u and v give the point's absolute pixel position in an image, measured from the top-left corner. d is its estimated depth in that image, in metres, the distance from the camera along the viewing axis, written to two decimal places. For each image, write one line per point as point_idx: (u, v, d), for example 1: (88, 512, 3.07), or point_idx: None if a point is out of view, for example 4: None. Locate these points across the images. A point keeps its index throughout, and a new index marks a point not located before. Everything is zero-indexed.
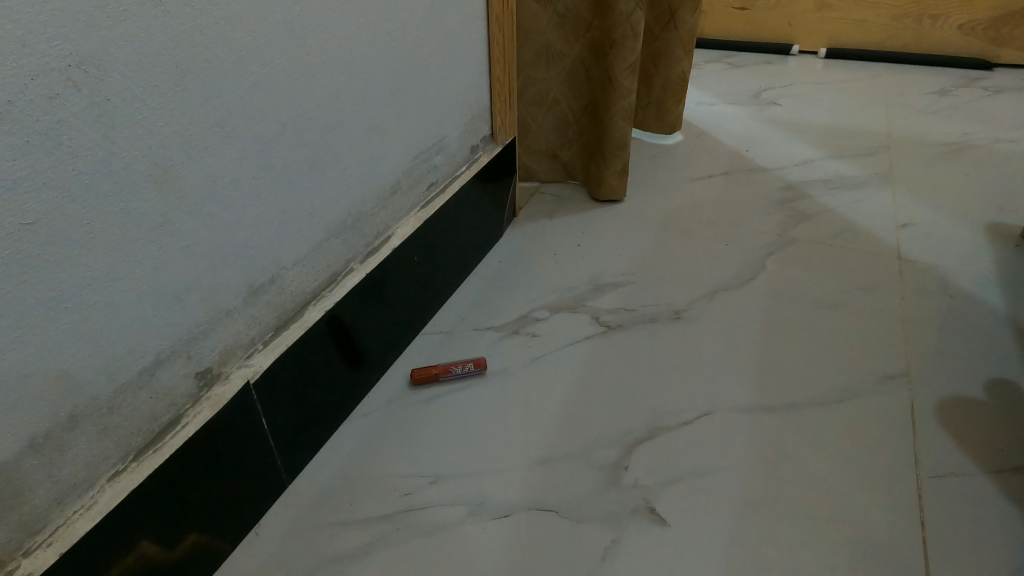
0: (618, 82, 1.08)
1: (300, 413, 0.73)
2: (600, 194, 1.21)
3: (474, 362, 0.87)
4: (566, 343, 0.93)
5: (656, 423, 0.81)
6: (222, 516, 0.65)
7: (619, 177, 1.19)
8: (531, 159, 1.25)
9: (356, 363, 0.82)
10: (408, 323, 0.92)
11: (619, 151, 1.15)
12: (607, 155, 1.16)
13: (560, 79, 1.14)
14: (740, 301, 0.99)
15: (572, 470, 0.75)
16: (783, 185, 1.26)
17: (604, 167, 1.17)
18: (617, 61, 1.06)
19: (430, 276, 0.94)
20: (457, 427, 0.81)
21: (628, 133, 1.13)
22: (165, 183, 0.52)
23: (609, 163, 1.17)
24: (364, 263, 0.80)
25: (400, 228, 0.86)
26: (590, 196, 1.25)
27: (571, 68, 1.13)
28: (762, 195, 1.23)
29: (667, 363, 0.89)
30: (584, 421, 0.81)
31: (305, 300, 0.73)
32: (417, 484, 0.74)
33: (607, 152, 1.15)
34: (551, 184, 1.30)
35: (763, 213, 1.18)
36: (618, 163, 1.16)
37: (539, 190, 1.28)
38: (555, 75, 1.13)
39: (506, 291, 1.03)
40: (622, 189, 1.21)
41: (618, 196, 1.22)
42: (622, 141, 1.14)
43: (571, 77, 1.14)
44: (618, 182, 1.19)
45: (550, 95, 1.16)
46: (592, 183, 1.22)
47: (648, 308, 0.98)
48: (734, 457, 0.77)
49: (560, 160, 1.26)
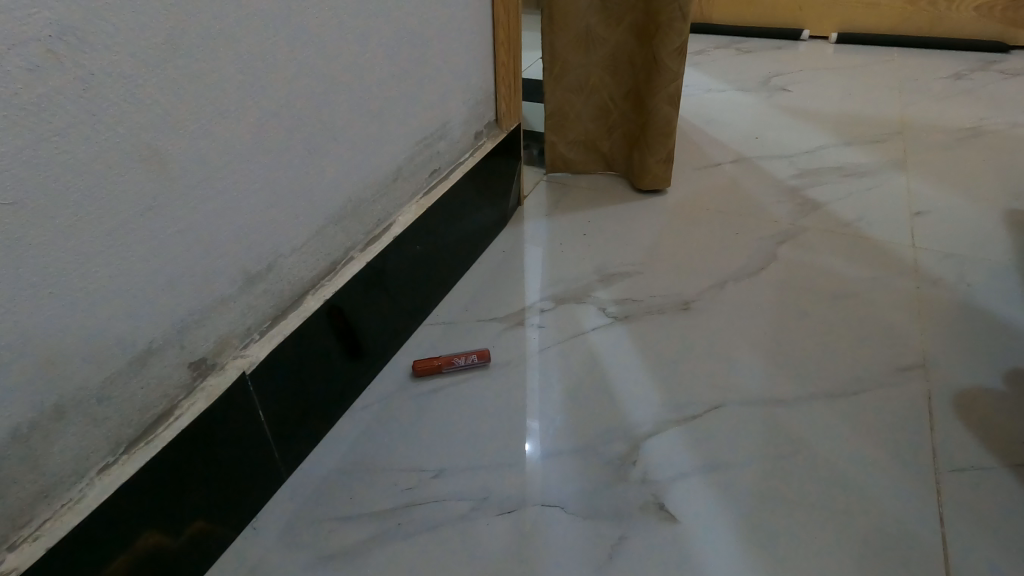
0: (664, 67, 1.04)
1: (299, 406, 0.72)
2: (644, 184, 1.18)
3: (477, 353, 0.85)
4: (572, 335, 0.90)
5: (665, 416, 0.79)
6: (220, 510, 0.64)
7: (663, 166, 1.15)
8: (568, 149, 1.22)
9: (358, 353, 0.80)
10: (410, 314, 0.90)
11: (664, 139, 1.12)
12: (651, 143, 1.13)
13: (600, 66, 1.11)
14: (750, 291, 0.97)
15: (580, 464, 0.73)
16: (793, 172, 1.23)
17: (649, 156, 1.14)
18: (663, 44, 1.02)
19: (433, 266, 0.92)
20: (460, 420, 0.79)
21: (673, 120, 1.10)
22: (155, 164, 0.50)
23: (655, 150, 1.13)
24: (364, 251, 0.78)
25: (402, 216, 0.84)
26: (633, 186, 1.22)
27: (612, 53, 1.10)
28: (772, 183, 1.20)
29: (676, 355, 0.87)
30: (591, 414, 0.79)
31: (303, 290, 0.71)
32: (418, 478, 0.72)
33: (653, 140, 1.12)
34: (588, 176, 1.27)
35: (773, 201, 1.16)
36: (664, 151, 1.13)
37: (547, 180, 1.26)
38: (596, 61, 1.10)
39: (510, 281, 1.00)
40: (666, 178, 1.18)
41: (662, 186, 1.18)
42: (669, 129, 1.11)
43: (612, 63, 1.11)
44: (663, 171, 1.16)
45: (590, 82, 1.13)
46: (636, 172, 1.19)
47: (656, 299, 0.96)
48: (745, 452, 0.75)
49: (599, 149, 1.23)
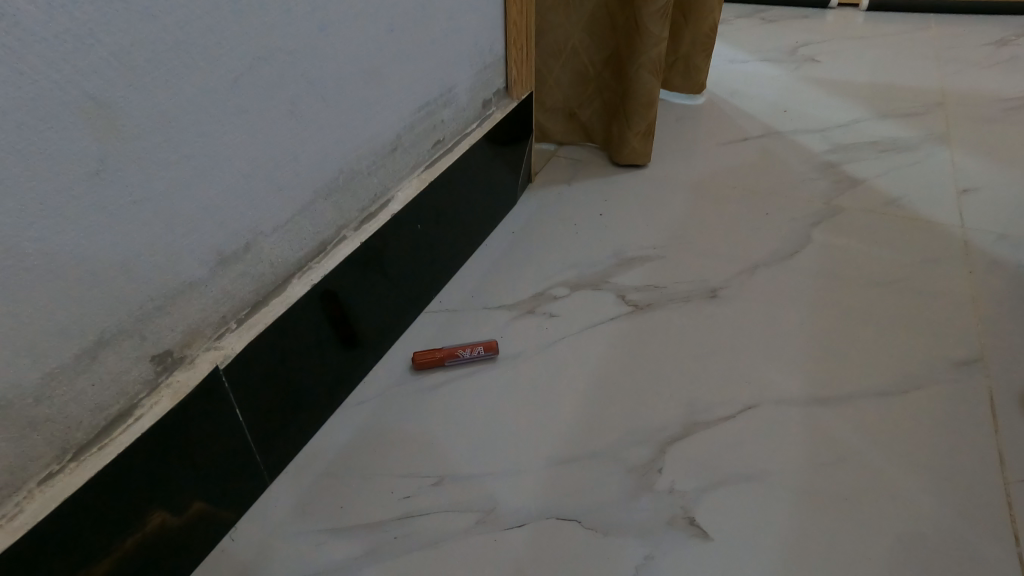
0: (645, 30, 0.95)
1: (285, 402, 0.64)
2: (621, 158, 1.09)
3: (483, 345, 0.77)
4: (587, 325, 0.82)
5: (694, 416, 0.70)
6: (191, 520, 0.56)
7: (643, 140, 1.07)
8: (546, 117, 1.14)
9: (352, 344, 0.72)
10: (411, 301, 0.82)
11: (643, 109, 1.03)
12: (630, 115, 1.04)
13: (580, 27, 1.02)
14: (784, 277, 0.88)
15: (599, 472, 0.65)
16: (827, 147, 1.13)
17: (627, 128, 1.06)
18: (645, 5, 0.92)
19: (436, 248, 0.84)
20: (465, 419, 0.71)
21: (653, 89, 1.01)
22: (102, 120, 0.42)
23: (632, 123, 1.04)
24: (358, 231, 0.70)
25: (401, 191, 0.75)
26: (611, 160, 1.13)
27: (592, 13, 1.00)
28: (804, 158, 1.11)
29: (701, 348, 0.78)
30: (610, 414, 0.71)
31: (289, 272, 0.63)
32: (417, 486, 0.64)
33: (631, 110, 1.03)
34: (567, 147, 1.19)
35: (806, 178, 1.06)
36: (643, 123, 1.04)
37: (557, 153, 1.17)
38: (575, 21, 1.01)
39: (519, 266, 0.92)
40: (645, 153, 1.09)
41: (641, 161, 1.09)
42: (649, 99, 1.02)
43: (592, 25, 1.02)
44: (642, 145, 1.07)
45: (568, 44, 1.04)
46: (614, 144, 1.11)
47: (680, 286, 0.87)
48: (784, 458, 0.66)
49: (578, 118, 1.14)
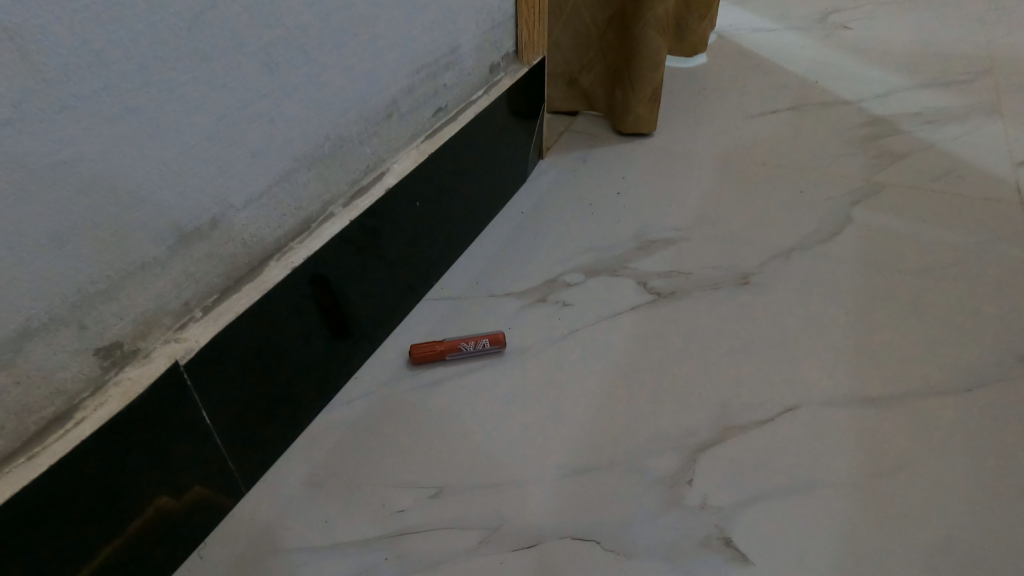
0: None
1: (263, 402, 0.56)
2: (625, 127, 1.02)
3: (489, 337, 0.69)
4: (604, 315, 0.74)
5: (727, 419, 0.62)
6: (156, 530, 0.49)
7: (648, 107, 1.00)
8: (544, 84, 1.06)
9: (342, 335, 0.64)
10: (408, 287, 0.74)
11: (650, 74, 0.96)
12: (636, 79, 0.96)
13: None
14: (825, 259, 0.79)
15: (620, 483, 0.57)
16: (865, 119, 1.04)
17: (632, 94, 0.99)
18: None
19: (437, 229, 0.76)
20: (468, 420, 0.63)
21: (661, 50, 0.94)
22: (13, 55, 0.34)
23: (639, 88, 0.97)
24: (347, 207, 0.61)
25: (397, 164, 0.67)
26: (614, 129, 1.06)
27: None
28: (841, 131, 1.01)
29: (733, 341, 0.70)
30: (631, 416, 0.63)
31: (266, 254, 0.55)
32: (413, 498, 0.57)
33: (637, 75, 0.96)
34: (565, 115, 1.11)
35: (844, 152, 0.97)
36: (648, 88, 0.97)
37: (568, 129, 1.07)
38: None
39: (529, 249, 0.84)
40: (651, 121, 1.02)
41: (647, 129, 1.03)
42: (655, 61, 0.95)
43: None
44: (647, 112, 1.00)
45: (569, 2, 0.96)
46: (617, 112, 1.03)
47: (708, 271, 0.78)
48: (832, 469, 0.58)
49: (578, 85, 1.06)
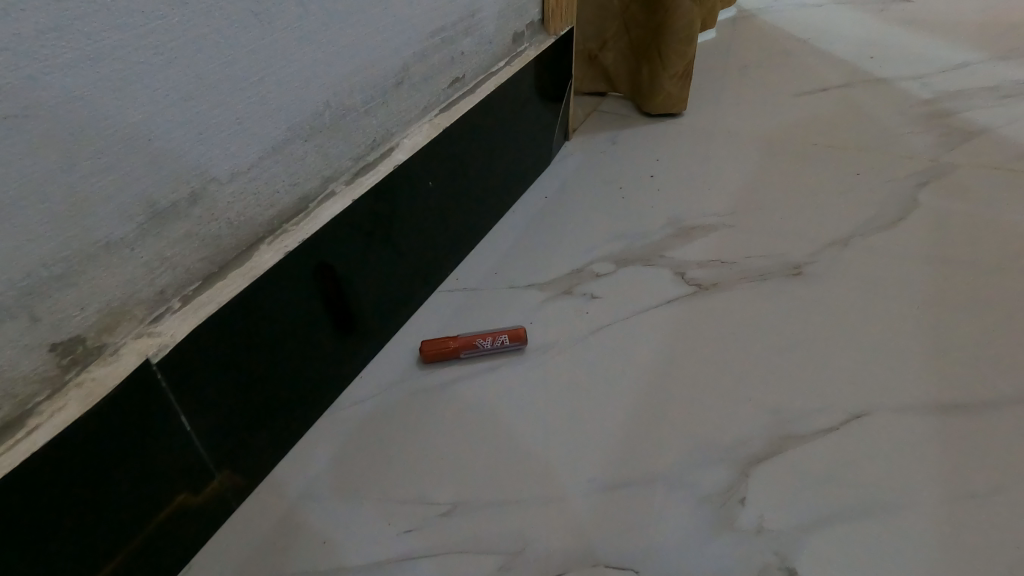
0: None
1: (253, 404, 0.49)
2: (653, 106, 0.94)
3: (509, 333, 0.62)
4: (639, 309, 0.66)
5: (782, 427, 0.54)
6: (134, 551, 0.43)
7: (679, 84, 0.91)
8: None
9: (345, 329, 0.58)
10: (420, 277, 0.67)
11: (680, 48, 0.88)
12: (664, 53, 0.88)
13: None
14: (887, 246, 0.70)
15: (662, 502, 0.49)
16: (926, 97, 0.95)
17: (661, 69, 0.90)
18: None
19: (451, 213, 0.69)
20: (486, 426, 0.56)
21: (692, 20, 0.86)
22: None
23: (667, 63, 0.89)
24: (349, 185, 0.54)
25: (408, 138, 0.60)
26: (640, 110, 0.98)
27: None
28: (898, 109, 0.93)
29: (787, 338, 0.62)
30: (672, 422, 0.55)
31: (257, 235, 0.48)
32: (423, 516, 0.50)
33: (665, 48, 0.88)
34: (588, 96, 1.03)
35: (904, 131, 0.88)
36: (679, 63, 0.89)
37: (596, 109, 1.00)
38: None
39: (553, 237, 0.77)
40: (682, 100, 0.94)
41: (676, 109, 0.94)
42: (685, 33, 0.87)
43: None
44: (678, 89, 0.92)
45: None
46: (643, 91, 0.95)
47: (754, 260, 0.70)
48: (910, 486, 0.50)
49: (600, 63, 0.98)
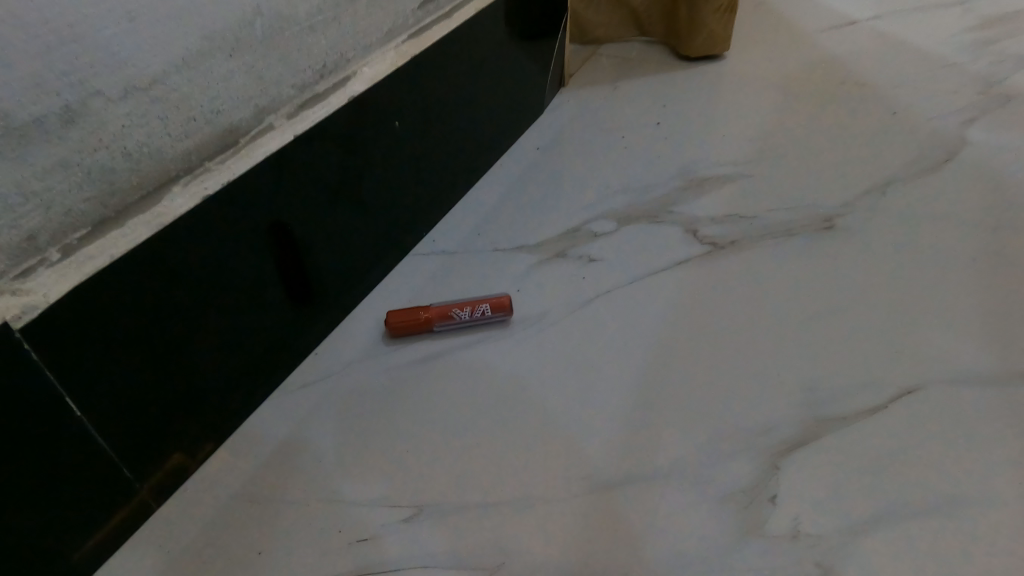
0: None
1: (173, 387, 0.40)
2: (693, 48, 0.84)
3: (491, 302, 0.53)
4: (644, 271, 0.57)
5: (818, 408, 0.45)
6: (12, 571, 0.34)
7: (723, 20, 0.81)
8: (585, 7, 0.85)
9: (295, 296, 0.48)
10: (388, 239, 0.58)
11: None
12: None
13: None
14: (933, 195, 0.61)
15: (675, 502, 0.40)
16: (962, 29, 0.85)
17: (703, 5, 0.79)
18: None
19: (424, 164, 0.59)
20: (463, 411, 0.47)
21: None
22: None
23: None
24: (292, 120, 0.45)
25: (365, 68, 0.50)
26: (676, 53, 0.87)
27: None
28: (932, 44, 0.83)
29: (819, 298, 0.53)
30: (687, 403, 0.46)
31: (168, 175, 0.37)
32: (382, 521, 0.41)
33: None
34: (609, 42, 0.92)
35: (940, 66, 0.78)
36: None
37: (595, 53, 0.90)
38: None
39: (544, 192, 0.67)
40: (724, 37, 0.83)
41: (718, 50, 0.84)
42: None
43: None
44: (721, 26, 0.81)
45: None
46: (679, 31, 0.84)
47: (776, 215, 0.61)
48: (982, 476, 0.41)
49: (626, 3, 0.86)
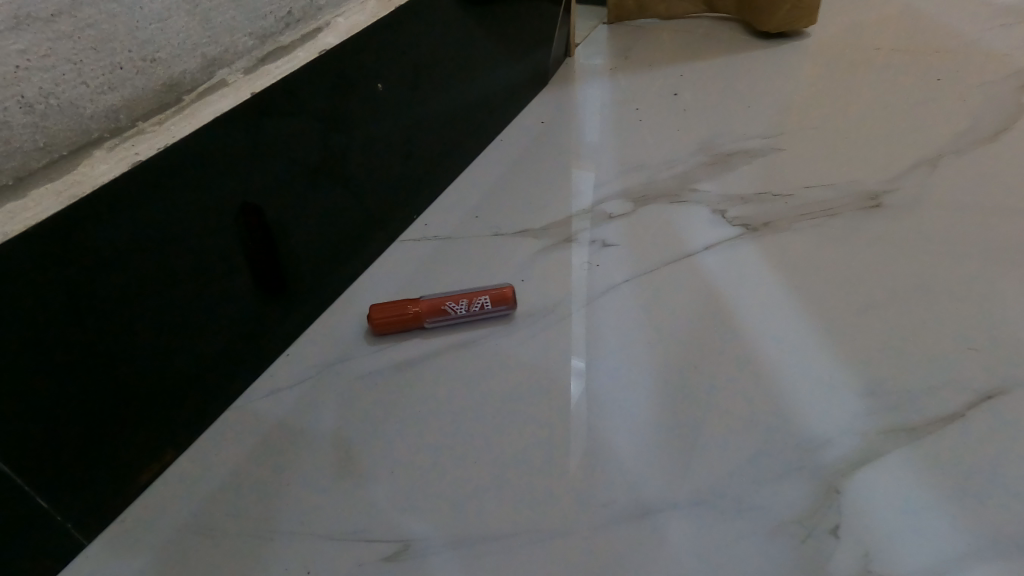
0: None
1: (103, 397, 0.32)
2: (773, 24, 0.74)
3: (490, 294, 0.46)
4: (669, 257, 0.49)
5: (883, 416, 0.37)
6: None
7: None
8: None
9: (262, 287, 0.41)
10: (373, 222, 0.50)
11: None
12: None
13: None
14: (993, 166, 0.54)
15: (713, 535, 0.33)
16: None
17: None
18: None
19: (414, 136, 0.52)
20: (458, 423, 0.40)
21: None
22: None
23: None
24: (252, 75, 0.37)
25: (340, 18, 0.43)
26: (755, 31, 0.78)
27: None
28: (978, 7, 0.76)
29: (871, 281, 0.45)
30: (726, 411, 0.39)
31: (88, 134, 0.30)
32: (359, 561, 0.34)
33: None
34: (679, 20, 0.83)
35: (992, 27, 0.71)
36: None
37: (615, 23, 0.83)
38: None
39: (550, 171, 0.60)
40: (812, 10, 0.73)
41: (804, 25, 0.74)
42: None
43: None
44: None
45: None
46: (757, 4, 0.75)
47: (814, 192, 0.53)
48: None
49: None
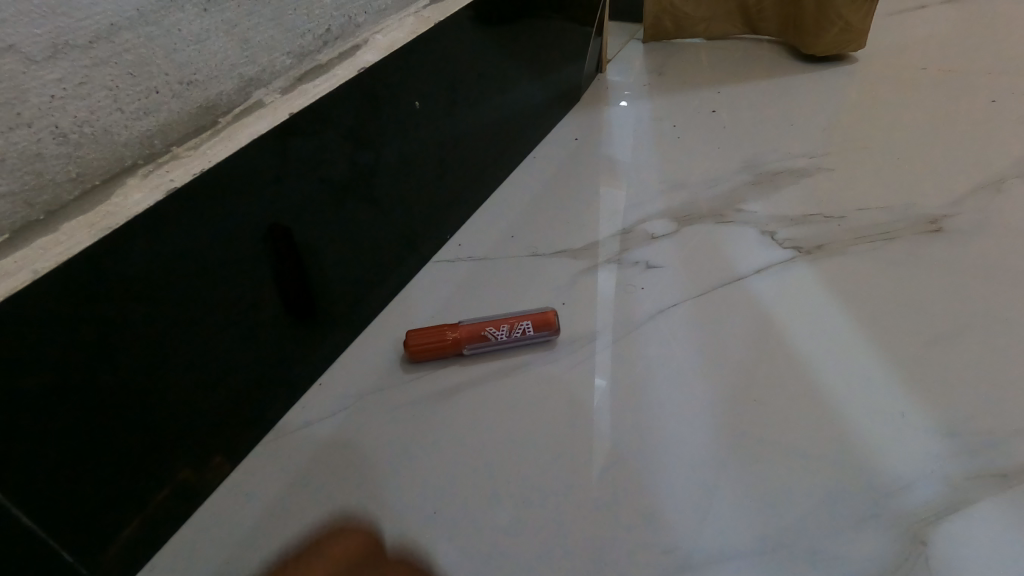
0: None
1: (131, 438, 0.30)
2: (818, 46, 0.72)
3: (533, 318, 0.44)
4: (718, 282, 0.47)
5: (964, 460, 0.35)
6: None
7: (861, 11, 0.69)
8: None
9: (293, 314, 0.39)
10: (406, 243, 0.49)
11: None
12: None
13: None
14: None
15: None
16: None
17: None
18: None
19: (448, 154, 0.50)
20: (503, 459, 0.37)
21: None
22: None
23: None
24: (288, 94, 0.35)
25: (377, 35, 0.41)
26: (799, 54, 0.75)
27: None
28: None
29: (936, 309, 0.43)
30: (789, 451, 0.36)
31: (121, 161, 0.28)
32: None
33: None
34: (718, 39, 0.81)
35: None
36: None
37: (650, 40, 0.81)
38: None
39: (587, 189, 0.58)
40: (860, 34, 0.71)
41: (851, 49, 0.71)
42: None
43: None
44: (858, 19, 0.69)
45: None
46: (803, 26, 0.73)
47: (868, 213, 0.51)
48: None
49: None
